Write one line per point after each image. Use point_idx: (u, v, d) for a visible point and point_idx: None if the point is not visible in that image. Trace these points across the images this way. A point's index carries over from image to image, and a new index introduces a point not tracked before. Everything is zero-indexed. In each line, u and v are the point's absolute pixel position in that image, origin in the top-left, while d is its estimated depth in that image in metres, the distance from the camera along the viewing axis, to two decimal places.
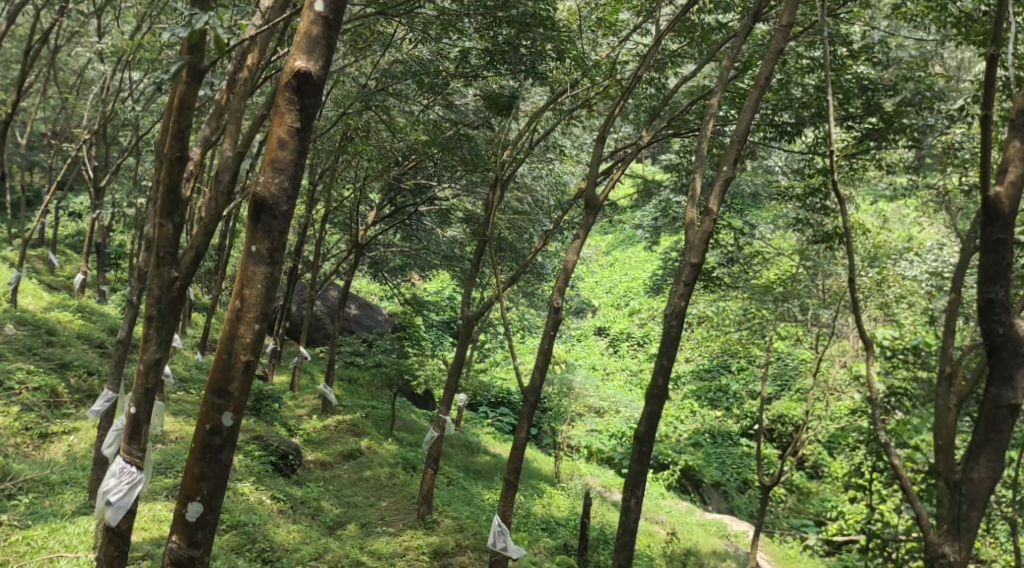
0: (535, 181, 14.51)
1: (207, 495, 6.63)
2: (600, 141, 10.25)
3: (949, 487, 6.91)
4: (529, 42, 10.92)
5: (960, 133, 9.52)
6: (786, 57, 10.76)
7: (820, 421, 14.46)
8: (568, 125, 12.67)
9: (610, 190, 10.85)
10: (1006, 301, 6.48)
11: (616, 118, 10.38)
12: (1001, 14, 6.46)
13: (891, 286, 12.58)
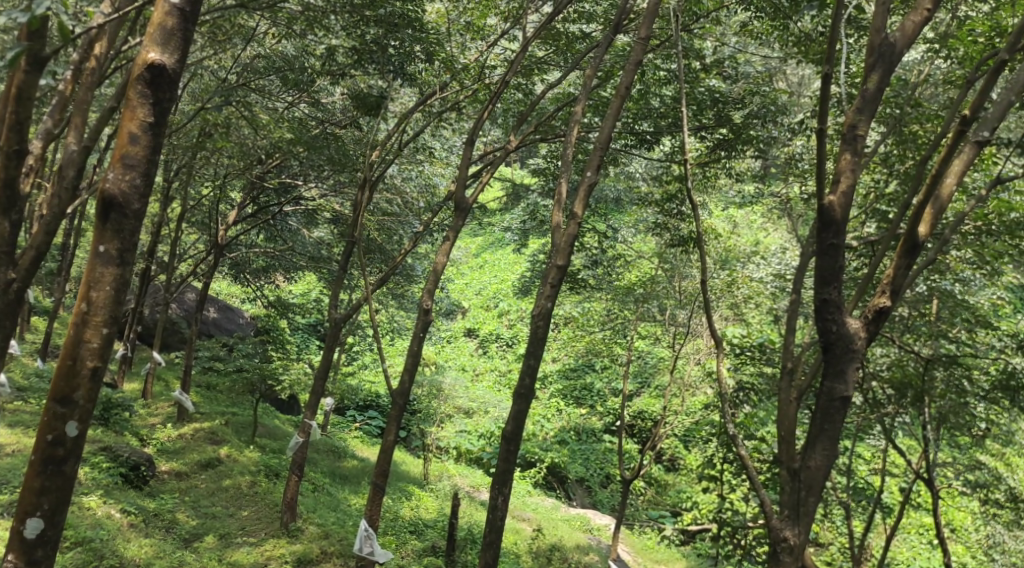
0: (404, 182, 14.59)
1: (49, 510, 6.42)
2: (468, 143, 10.36)
3: (790, 475, 7.36)
4: (397, 43, 10.98)
5: (800, 145, 10.61)
6: (645, 69, 11.10)
7: (678, 417, 15.08)
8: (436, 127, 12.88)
9: (480, 193, 10.98)
10: (839, 301, 6.92)
11: (485, 121, 10.49)
12: (834, 31, 6.78)
13: (739, 287, 13.34)
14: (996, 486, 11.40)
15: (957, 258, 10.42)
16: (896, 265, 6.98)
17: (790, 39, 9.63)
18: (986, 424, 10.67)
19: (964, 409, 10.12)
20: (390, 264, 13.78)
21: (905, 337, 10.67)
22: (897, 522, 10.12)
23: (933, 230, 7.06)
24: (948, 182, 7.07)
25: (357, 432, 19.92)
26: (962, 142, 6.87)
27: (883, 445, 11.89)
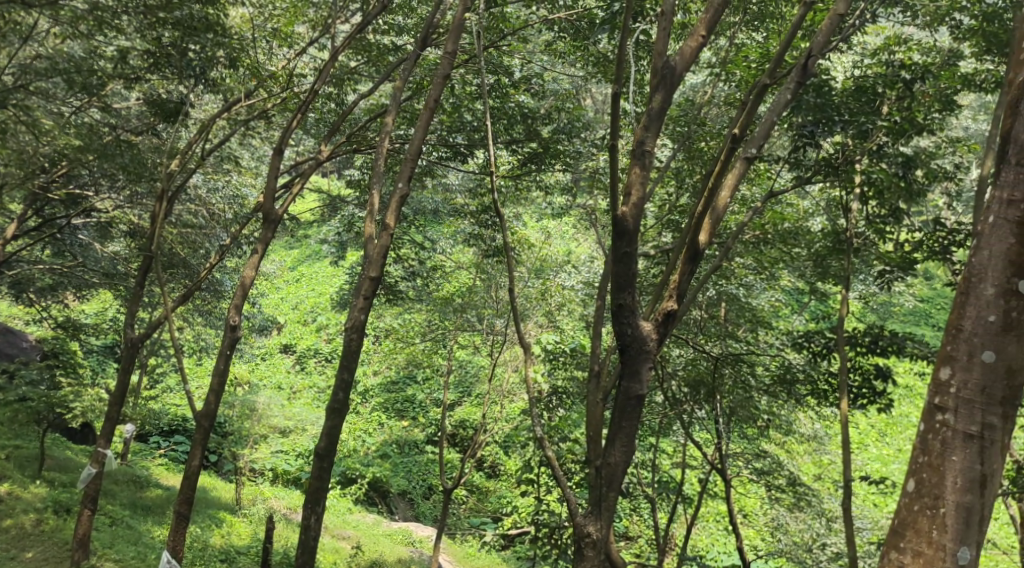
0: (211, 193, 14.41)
1: None
2: (276, 153, 10.20)
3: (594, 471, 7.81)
4: (198, 48, 10.75)
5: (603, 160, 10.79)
6: (455, 83, 11.38)
7: (497, 423, 15.37)
8: (243, 135, 12.62)
9: (291, 204, 10.86)
10: (633, 305, 7.34)
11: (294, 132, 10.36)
12: (623, 54, 7.13)
13: (552, 295, 13.91)
14: (781, 472, 12.37)
15: (739, 263, 11.20)
16: (681, 272, 7.50)
17: (591, 58, 10.11)
18: (768, 416, 11.47)
19: (749, 404, 10.97)
20: (193, 278, 13.18)
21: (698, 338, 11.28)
22: (697, 509, 11.51)
23: (713, 238, 7.60)
24: (722, 195, 7.57)
25: (163, 459, 19.20)
26: (731, 158, 7.46)
27: (683, 441, 12.63)
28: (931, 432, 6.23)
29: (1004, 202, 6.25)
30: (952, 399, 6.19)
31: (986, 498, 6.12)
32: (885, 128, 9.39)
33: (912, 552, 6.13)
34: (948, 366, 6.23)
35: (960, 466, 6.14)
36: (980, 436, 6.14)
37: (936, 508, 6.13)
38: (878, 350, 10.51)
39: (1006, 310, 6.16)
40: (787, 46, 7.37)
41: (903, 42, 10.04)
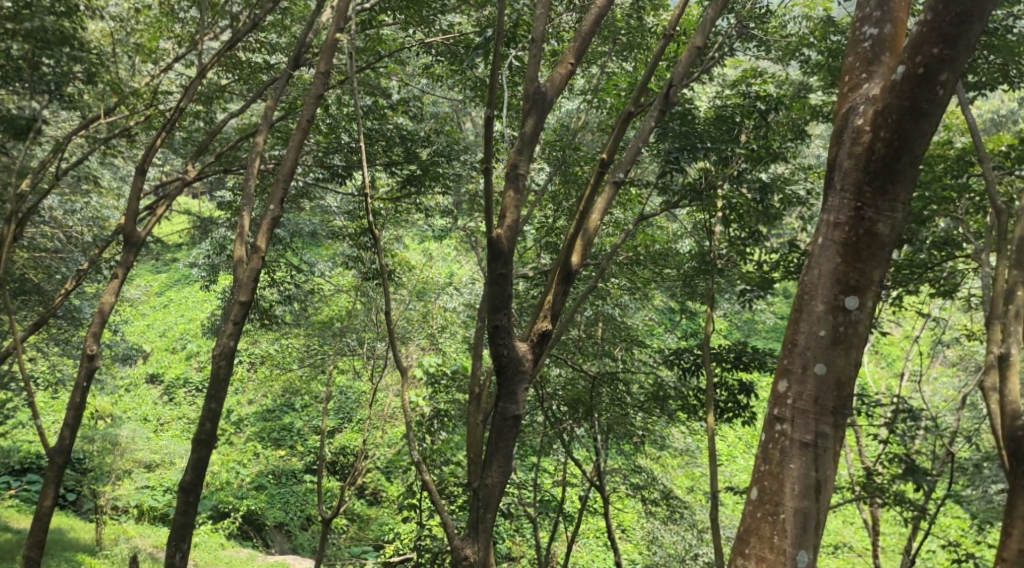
0: (67, 215, 13.91)
1: None
2: (139, 173, 9.94)
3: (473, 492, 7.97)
4: (52, 62, 10.28)
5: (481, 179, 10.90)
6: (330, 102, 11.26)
7: (376, 450, 15.27)
8: (104, 154, 12.24)
9: (154, 227, 10.61)
10: (509, 325, 7.43)
11: (158, 150, 10.16)
12: (493, 81, 7.20)
13: (434, 318, 14.11)
14: (655, 486, 12.69)
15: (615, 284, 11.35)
16: (554, 293, 7.78)
17: (467, 82, 10.29)
18: (644, 431, 11.66)
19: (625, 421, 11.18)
20: (47, 306, 12.63)
21: (576, 357, 11.61)
22: (578, 526, 11.81)
23: (585, 259, 7.91)
24: (592, 218, 7.88)
25: (15, 500, 18.32)
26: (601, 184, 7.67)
27: (563, 460, 12.84)
28: (771, 442, 6.14)
29: (831, 221, 6.20)
30: (790, 410, 6.10)
31: (823, 504, 6.03)
32: (744, 155, 9.85)
33: (755, 558, 6.01)
34: (784, 378, 6.15)
35: (798, 474, 6.05)
36: (815, 444, 6.05)
37: (776, 515, 6.03)
38: (741, 365, 10.95)
39: (835, 324, 6.11)
40: (650, 74, 7.46)
41: (758, 75, 10.56)
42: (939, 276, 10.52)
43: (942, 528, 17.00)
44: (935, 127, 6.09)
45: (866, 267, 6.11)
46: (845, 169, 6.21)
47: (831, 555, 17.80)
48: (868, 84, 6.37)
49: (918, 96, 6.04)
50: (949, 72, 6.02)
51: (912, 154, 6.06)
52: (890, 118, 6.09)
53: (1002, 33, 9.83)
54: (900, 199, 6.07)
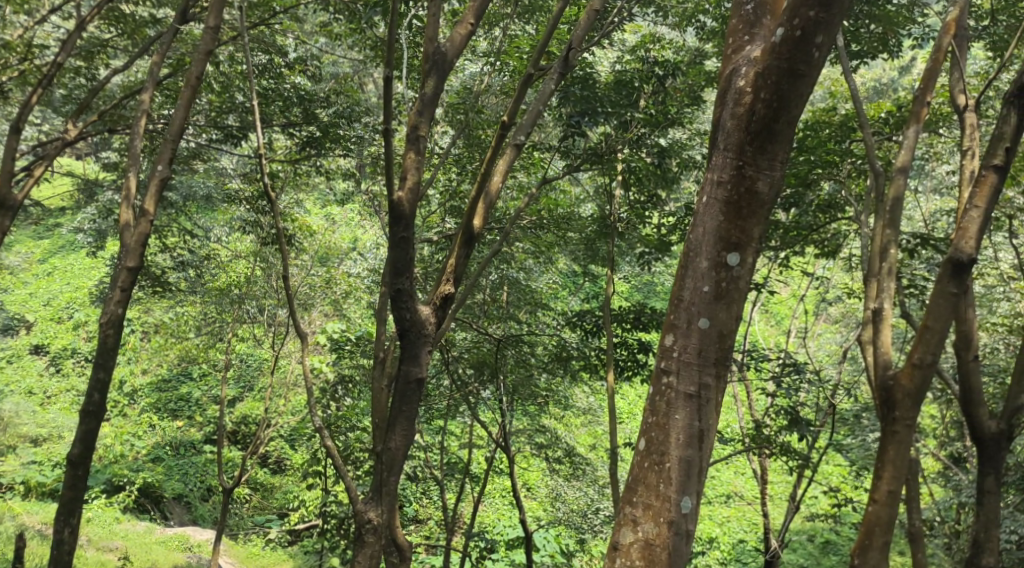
0: None
1: None
2: (14, 132, 9.70)
3: (374, 457, 8.19)
4: None
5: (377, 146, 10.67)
6: (223, 59, 10.97)
7: (279, 416, 15.16)
8: None
9: (32, 190, 10.31)
10: (410, 289, 7.64)
11: (33, 107, 9.95)
12: (392, 38, 7.19)
13: (337, 284, 14.02)
14: (558, 446, 12.97)
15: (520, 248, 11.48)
16: (456, 256, 7.92)
17: (367, 41, 10.13)
18: (548, 393, 11.89)
19: (529, 382, 11.45)
20: None
21: (481, 321, 11.69)
22: (483, 486, 12.07)
23: (487, 222, 7.98)
24: (495, 180, 7.99)
25: None
26: (503, 145, 7.68)
27: (468, 422, 13.04)
28: (658, 394, 6.10)
29: (714, 179, 6.12)
30: (675, 362, 6.07)
31: (706, 453, 6.04)
32: (642, 120, 9.97)
33: (642, 506, 6.00)
34: (670, 333, 6.10)
35: (683, 424, 6.04)
36: (699, 395, 6.04)
37: (662, 464, 6.01)
38: (641, 326, 11.34)
39: (718, 279, 6.05)
40: (549, 37, 7.49)
41: (656, 40, 10.60)
42: (823, 239, 10.89)
43: (827, 475, 17.87)
44: (812, 88, 6.04)
45: (747, 225, 6.06)
46: (727, 130, 6.12)
47: (724, 506, 18.50)
48: (751, 45, 6.26)
49: (796, 58, 5.99)
50: (825, 34, 5.98)
51: (790, 114, 6.00)
52: (770, 79, 6.02)
53: (882, 3, 9.99)
54: (779, 157, 6.01)
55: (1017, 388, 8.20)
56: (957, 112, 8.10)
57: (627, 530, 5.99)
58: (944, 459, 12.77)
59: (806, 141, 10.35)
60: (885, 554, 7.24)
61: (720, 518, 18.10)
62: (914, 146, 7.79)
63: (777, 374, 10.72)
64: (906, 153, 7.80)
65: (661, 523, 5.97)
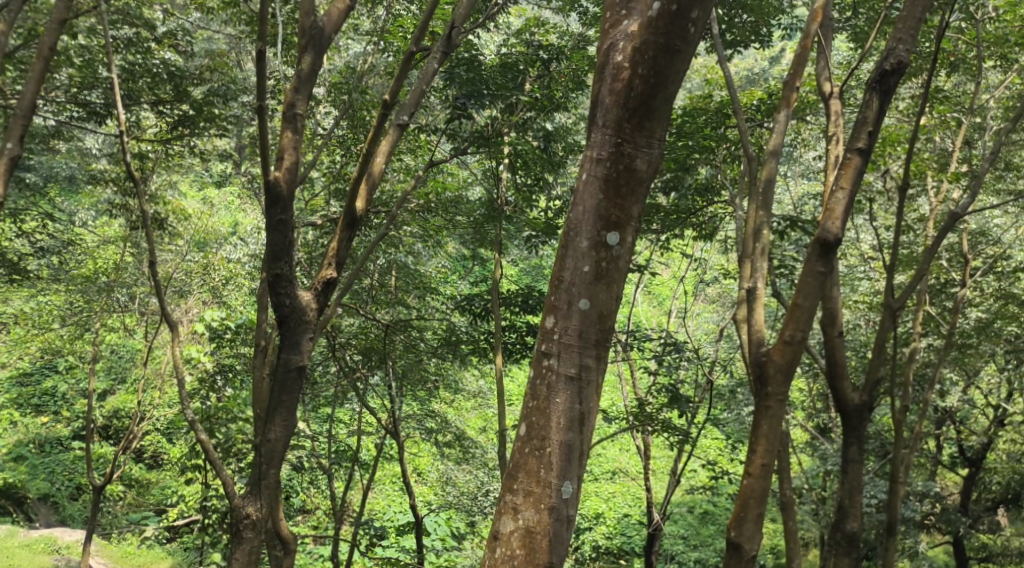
0: None
1: None
2: None
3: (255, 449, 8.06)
4: None
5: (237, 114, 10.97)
6: (79, 28, 10.21)
7: (155, 408, 14.68)
8: None
9: None
10: (289, 274, 7.58)
11: None
12: (264, 14, 7.12)
13: (216, 270, 13.67)
14: (447, 429, 13.01)
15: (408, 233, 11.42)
16: (339, 240, 7.85)
17: (242, 15, 9.90)
18: (438, 376, 12.00)
19: (418, 366, 11.46)
20: None
21: (369, 307, 11.68)
22: (372, 473, 12.04)
23: (370, 205, 7.96)
24: (377, 161, 7.94)
25: None
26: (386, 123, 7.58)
27: (357, 409, 13.01)
28: (538, 377, 5.94)
29: (593, 156, 5.98)
30: (556, 345, 5.91)
31: (587, 436, 5.90)
32: (528, 103, 10.12)
33: (523, 493, 5.85)
34: (550, 315, 5.94)
35: (563, 407, 5.89)
36: (580, 377, 5.90)
37: (543, 449, 5.86)
38: (529, 309, 11.47)
39: (597, 259, 5.92)
40: (431, 15, 7.46)
41: (541, 24, 10.82)
42: (701, 222, 11.25)
43: (705, 449, 18.52)
44: (687, 65, 5.96)
45: (626, 203, 5.94)
46: (606, 106, 5.97)
47: (609, 482, 18.95)
48: (627, 20, 6.02)
49: (671, 34, 5.90)
50: (699, 10, 5.91)
51: (667, 91, 5.90)
52: (646, 55, 5.90)
53: None
54: (656, 135, 5.89)
55: (877, 361, 8.56)
56: (822, 99, 8.29)
57: (507, 519, 5.83)
58: (813, 430, 13.45)
59: (684, 127, 10.63)
60: (759, 526, 7.33)
61: (605, 493, 18.51)
62: (784, 131, 7.93)
63: (659, 353, 11.01)
64: (776, 137, 7.91)
65: (542, 509, 5.81)
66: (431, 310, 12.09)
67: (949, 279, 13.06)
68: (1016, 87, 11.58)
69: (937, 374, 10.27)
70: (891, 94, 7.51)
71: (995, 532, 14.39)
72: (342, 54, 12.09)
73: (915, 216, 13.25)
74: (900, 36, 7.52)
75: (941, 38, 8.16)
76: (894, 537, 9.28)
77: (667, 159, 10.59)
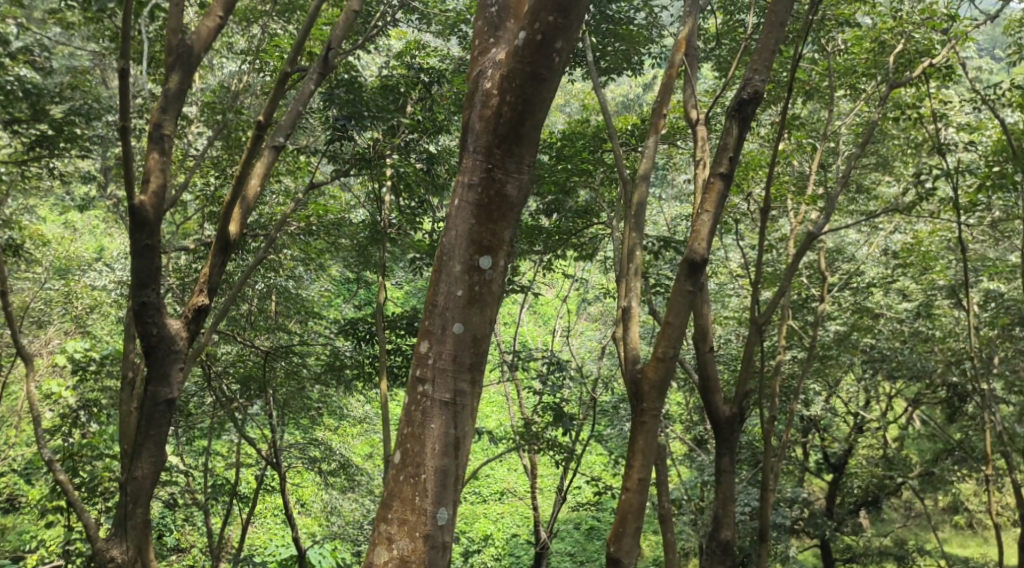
0: None
1: None
2: None
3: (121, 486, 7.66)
4: None
5: (102, 135, 10.37)
6: None
7: (14, 447, 13.85)
8: None
9: None
10: (158, 302, 7.26)
11: None
12: (128, 29, 6.83)
13: (80, 298, 13.05)
14: (330, 457, 12.71)
15: (288, 256, 11.20)
16: (212, 265, 7.53)
17: (106, 31, 9.47)
18: (320, 403, 12.09)
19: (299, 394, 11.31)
20: None
21: (247, 333, 11.46)
22: (252, 505, 11.66)
23: (244, 228, 7.64)
24: (252, 184, 7.67)
25: None
26: (260, 145, 7.40)
27: (234, 439, 12.59)
28: (412, 403, 5.86)
29: (464, 182, 5.94)
30: (430, 369, 5.84)
31: (462, 461, 5.83)
32: (410, 125, 9.91)
33: (397, 522, 5.75)
34: (424, 340, 5.87)
35: (438, 433, 5.81)
36: (454, 402, 5.83)
37: (418, 476, 5.78)
38: (412, 333, 11.31)
39: (470, 283, 5.87)
40: (306, 36, 7.35)
41: (420, 48, 10.64)
42: (582, 242, 11.29)
43: (589, 465, 18.72)
44: (555, 92, 5.93)
45: (498, 228, 5.90)
46: (476, 132, 5.94)
47: (497, 502, 18.92)
48: (496, 48, 6.10)
49: (538, 62, 5.86)
50: (564, 40, 5.87)
51: (535, 118, 5.87)
52: (514, 82, 5.87)
53: (624, 23, 10.70)
54: (526, 161, 5.87)
55: (746, 374, 8.74)
56: (690, 125, 8.49)
57: (381, 550, 5.71)
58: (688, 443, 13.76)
59: (564, 149, 10.82)
60: (638, 540, 7.35)
61: (494, 515, 18.44)
62: (654, 155, 8.00)
63: (542, 373, 11.04)
64: (647, 162, 7.95)
65: (417, 537, 5.72)
66: (313, 335, 12.39)
67: (810, 295, 13.58)
68: (865, 113, 12.18)
69: (803, 385, 10.61)
70: (750, 123, 7.46)
71: (858, 534, 15.28)
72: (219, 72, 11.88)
73: (777, 235, 13.79)
74: (757, 67, 7.55)
75: (797, 70, 8.14)
76: (768, 544, 9.54)
77: (547, 181, 10.72)
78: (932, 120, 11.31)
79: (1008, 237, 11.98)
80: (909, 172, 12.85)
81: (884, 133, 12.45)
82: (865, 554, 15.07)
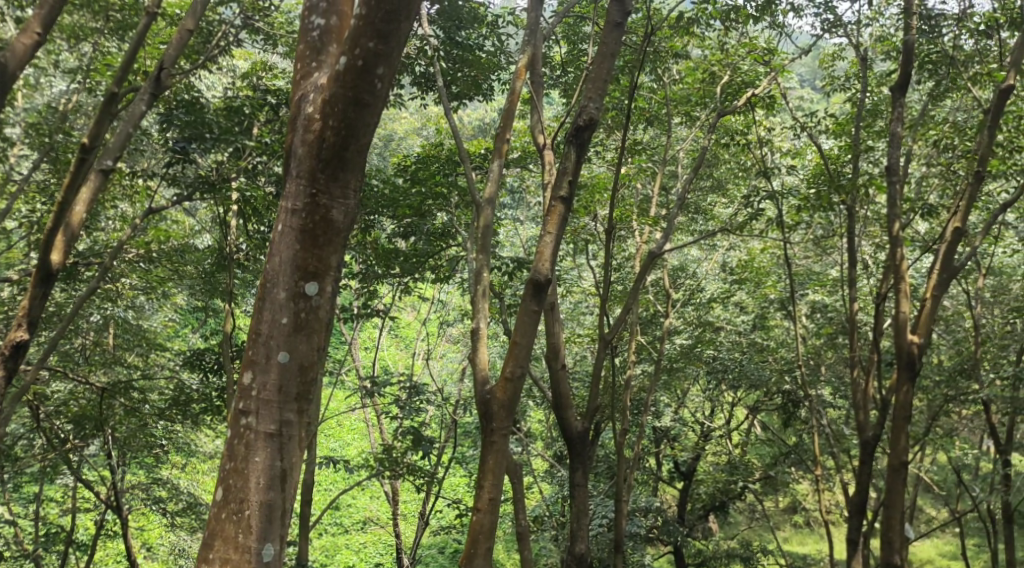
0: None
1: None
2: None
3: None
4: None
5: None
6: None
7: None
8: None
9: None
10: None
11: None
12: None
13: None
14: (178, 496, 12.16)
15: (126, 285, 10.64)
16: (32, 298, 7.06)
17: None
18: (166, 440, 11.45)
19: (143, 431, 10.72)
20: None
21: (82, 369, 10.90)
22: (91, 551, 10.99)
23: (68, 257, 7.18)
24: (76, 209, 7.21)
25: None
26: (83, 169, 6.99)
27: (72, 484, 11.92)
28: (236, 437, 5.62)
29: (287, 207, 5.70)
30: (254, 402, 5.61)
31: (289, 494, 5.63)
32: (255, 147, 9.58)
33: (219, 562, 5.51)
34: (248, 370, 5.64)
35: (262, 466, 5.59)
36: (280, 434, 5.61)
37: (241, 513, 5.54)
38: None
39: (296, 310, 5.66)
40: (134, 56, 6.98)
41: (269, 69, 10.34)
42: (438, 264, 11.22)
43: (452, 488, 18.67)
44: (379, 118, 5.73)
45: (323, 254, 5.70)
46: (298, 156, 5.72)
47: (360, 532, 18.62)
48: (318, 72, 5.98)
49: (359, 88, 5.64)
50: (386, 66, 5.66)
51: (358, 144, 5.67)
52: (336, 108, 5.66)
53: (473, 49, 10.74)
54: (350, 186, 5.68)
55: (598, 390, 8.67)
56: (537, 149, 8.55)
57: None
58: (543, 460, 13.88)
59: (417, 173, 10.81)
60: (489, 561, 7.18)
61: (357, 545, 18.17)
62: (500, 179, 7.78)
63: (396, 397, 10.88)
64: (493, 186, 7.77)
65: None
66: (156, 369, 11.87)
67: (656, 311, 14.10)
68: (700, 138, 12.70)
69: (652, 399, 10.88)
70: (587, 148, 7.44)
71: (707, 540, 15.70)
72: (45, 92, 11.28)
73: (625, 255, 14.14)
74: (591, 94, 7.44)
75: (636, 92, 8.19)
76: (621, 555, 9.63)
77: (402, 206, 10.66)
78: (758, 146, 11.80)
79: (830, 252, 12.72)
80: (740, 193, 13.40)
81: (718, 157, 12.93)
82: (715, 558, 15.56)
